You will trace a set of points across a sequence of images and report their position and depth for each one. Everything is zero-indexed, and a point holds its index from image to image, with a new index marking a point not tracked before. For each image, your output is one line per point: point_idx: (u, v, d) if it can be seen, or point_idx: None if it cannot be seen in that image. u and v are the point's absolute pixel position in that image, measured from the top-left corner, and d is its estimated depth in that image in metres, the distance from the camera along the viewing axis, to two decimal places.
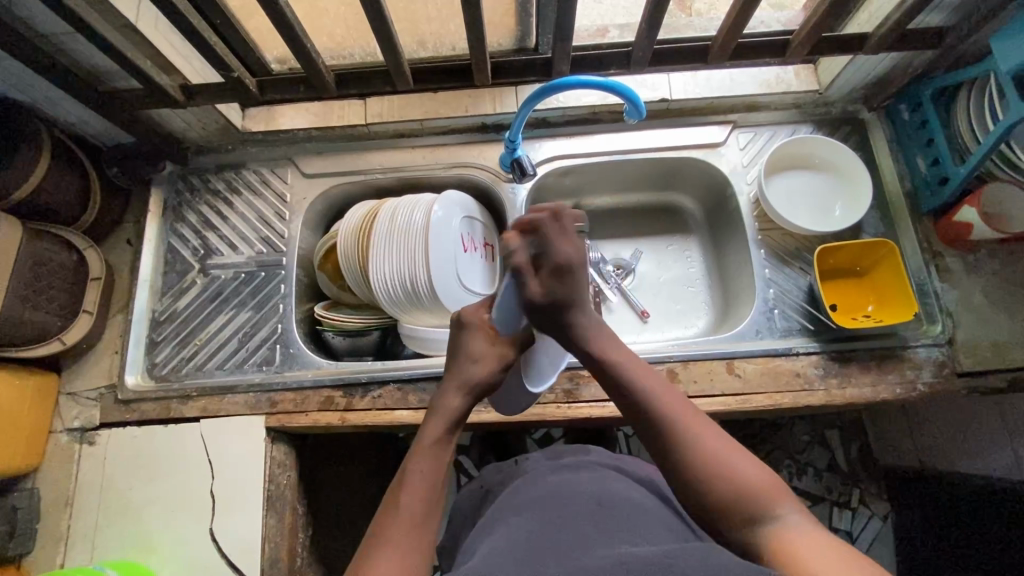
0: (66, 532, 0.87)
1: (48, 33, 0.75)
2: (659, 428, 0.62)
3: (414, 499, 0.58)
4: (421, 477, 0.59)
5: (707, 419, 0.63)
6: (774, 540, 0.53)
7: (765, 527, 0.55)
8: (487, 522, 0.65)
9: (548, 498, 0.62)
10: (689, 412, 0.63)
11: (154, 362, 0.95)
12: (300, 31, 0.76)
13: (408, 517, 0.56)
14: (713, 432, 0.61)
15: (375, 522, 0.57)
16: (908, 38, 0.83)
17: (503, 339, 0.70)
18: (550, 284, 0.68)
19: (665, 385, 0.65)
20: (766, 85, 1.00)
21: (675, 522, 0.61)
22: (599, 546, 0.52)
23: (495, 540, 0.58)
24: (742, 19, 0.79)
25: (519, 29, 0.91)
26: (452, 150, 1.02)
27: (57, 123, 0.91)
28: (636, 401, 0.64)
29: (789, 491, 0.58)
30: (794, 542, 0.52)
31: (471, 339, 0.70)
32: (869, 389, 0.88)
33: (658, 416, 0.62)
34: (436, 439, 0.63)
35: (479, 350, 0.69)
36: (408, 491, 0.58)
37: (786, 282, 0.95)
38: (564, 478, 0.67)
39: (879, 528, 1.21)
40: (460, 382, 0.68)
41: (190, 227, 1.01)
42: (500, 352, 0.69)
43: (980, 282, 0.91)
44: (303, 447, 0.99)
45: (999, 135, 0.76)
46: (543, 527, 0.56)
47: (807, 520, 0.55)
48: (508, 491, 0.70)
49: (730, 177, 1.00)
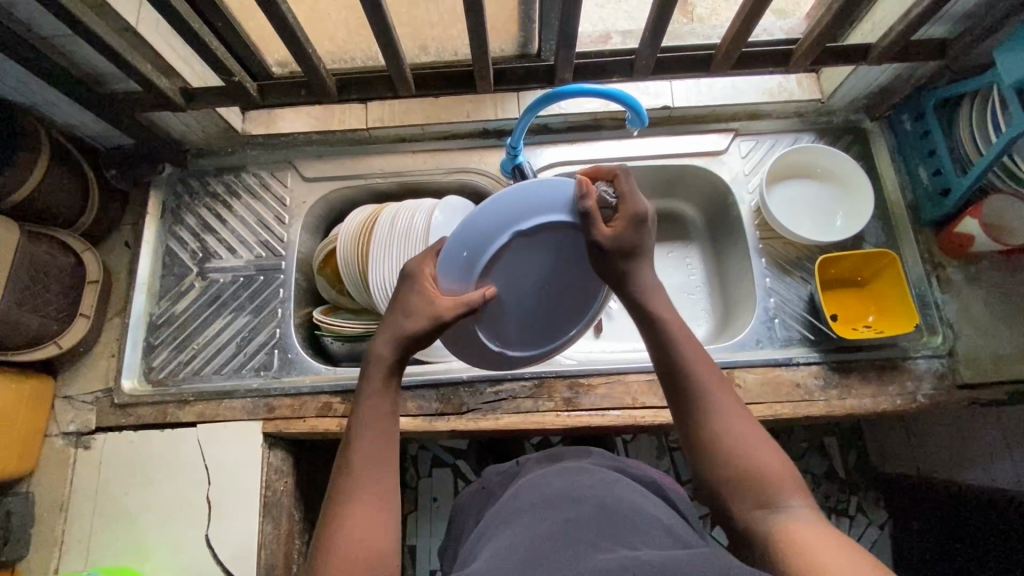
0: (61, 538, 0.86)
1: (47, 35, 0.74)
2: (695, 404, 0.60)
3: (368, 463, 0.56)
4: (371, 439, 0.57)
5: (740, 402, 0.60)
6: (776, 528, 0.52)
7: (772, 515, 0.53)
8: (491, 525, 0.65)
9: (553, 500, 0.61)
10: (727, 395, 0.60)
11: (151, 365, 0.95)
12: (302, 37, 0.76)
13: (363, 481, 0.55)
14: (744, 418, 0.59)
15: (331, 489, 0.55)
16: (913, 49, 0.83)
17: (441, 300, 0.61)
18: (625, 233, 0.61)
19: (710, 363, 0.62)
20: (769, 94, 0.99)
21: (676, 527, 0.61)
22: (601, 549, 0.51)
23: (499, 541, 0.58)
24: (747, 28, 0.78)
25: (521, 36, 0.91)
26: (453, 155, 1.02)
27: (56, 125, 0.91)
28: (676, 374, 0.61)
29: (804, 486, 0.55)
30: (800, 535, 0.50)
31: (407, 295, 0.62)
32: (870, 400, 0.87)
33: (697, 392, 0.60)
34: (380, 394, 0.60)
35: (416, 305, 0.61)
36: (359, 456, 0.56)
37: (786, 292, 0.95)
38: (568, 481, 0.66)
39: (877, 537, 1.21)
40: (392, 332, 0.61)
41: (189, 230, 1.01)
42: (434, 312, 0.60)
43: (982, 293, 0.91)
44: (299, 452, 0.98)
45: (1002, 147, 0.76)
46: (548, 527, 0.56)
47: (815, 515, 0.53)
48: (512, 493, 0.70)
49: (731, 186, 1.00)
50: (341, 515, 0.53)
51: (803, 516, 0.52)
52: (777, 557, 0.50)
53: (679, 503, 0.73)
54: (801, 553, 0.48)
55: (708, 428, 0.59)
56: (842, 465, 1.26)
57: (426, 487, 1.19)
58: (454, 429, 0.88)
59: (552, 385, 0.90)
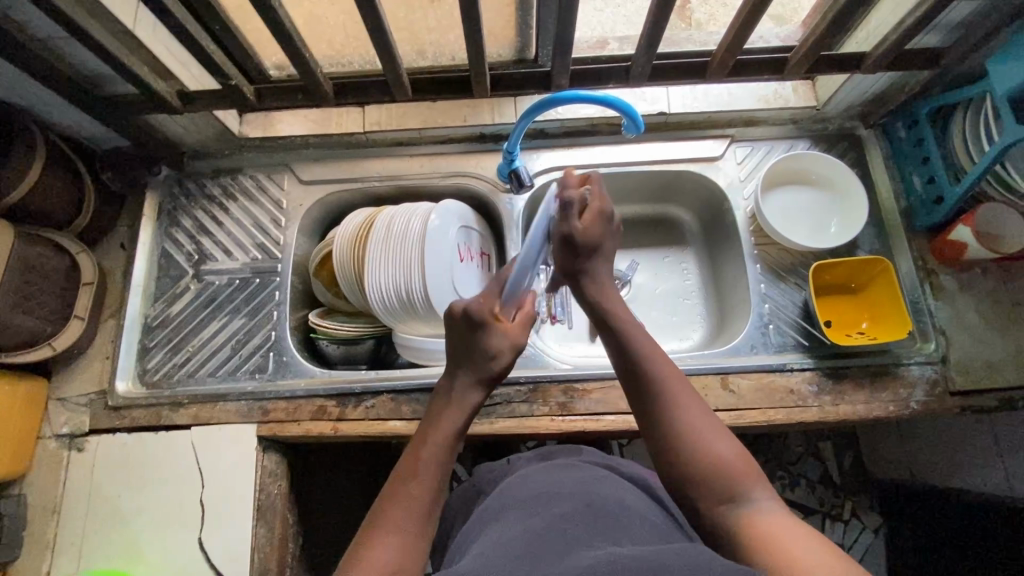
0: (53, 540, 0.86)
1: (44, 37, 0.75)
2: (654, 396, 0.64)
3: (422, 481, 0.61)
4: (433, 466, 0.62)
5: (702, 399, 0.64)
6: (743, 519, 0.54)
7: (734, 506, 0.56)
8: (478, 522, 0.64)
9: (539, 497, 0.61)
10: (688, 392, 0.64)
11: (145, 368, 0.94)
12: (299, 42, 0.76)
13: (415, 497, 0.59)
14: (705, 413, 0.63)
15: (380, 499, 0.60)
16: (907, 58, 0.83)
17: (515, 329, 0.72)
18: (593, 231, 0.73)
19: (674, 371, 0.66)
20: (763, 101, 1.00)
21: (665, 525, 0.60)
22: (586, 547, 0.51)
23: (484, 539, 0.57)
24: (743, 34, 0.78)
25: (519, 41, 0.91)
26: (450, 160, 1.02)
27: (51, 125, 0.91)
28: (643, 389, 0.65)
29: (766, 480, 0.58)
30: (763, 523, 0.53)
31: (488, 336, 0.70)
32: (863, 406, 0.88)
33: (667, 410, 0.63)
34: (452, 433, 0.66)
35: (498, 344, 0.70)
36: (417, 477, 0.61)
37: (781, 298, 0.95)
38: (552, 479, 0.65)
39: (870, 542, 1.21)
40: (477, 376, 0.70)
41: (185, 233, 1.01)
42: (512, 341, 0.71)
43: (974, 301, 0.91)
44: (292, 455, 0.97)
45: (995, 155, 0.77)
46: (533, 524, 0.55)
47: (782, 509, 0.55)
48: (499, 489, 0.69)
49: (726, 192, 1.00)
50: (384, 525, 0.56)
51: (771, 513, 0.55)
52: (745, 541, 0.52)
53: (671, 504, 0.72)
54: (766, 540, 0.51)
55: (669, 415, 0.62)
56: (836, 471, 1.26)
57: None
58: None
59: (546, 390, 0.90)
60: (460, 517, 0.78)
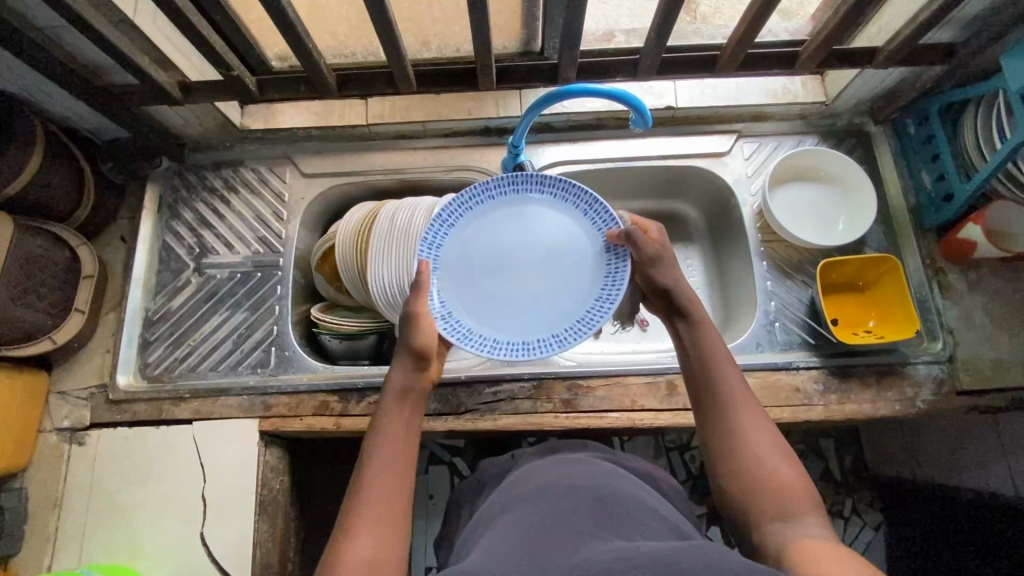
0: (54, 534, 0.86)
1: (43, 26, 0.73)
2: (718, 409, 0.64)
3: (381, 494, 0.58)
4: (381, 486, 0.59)
5: (768, 419, 0.63)
6: (786, 537, 0.54)
7: (784, 525, 0.56)
8: (485, 515, 0.63)
9: (552, 489, 0.61)
10: (753, 410, 0.63)
11: (146, 361, 0.94)
12: (303, 33, 0.75)
13: (375, 513, 0.57)
14: (768, 433, 0.62)
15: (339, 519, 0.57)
16: (920, 54, 0.82)
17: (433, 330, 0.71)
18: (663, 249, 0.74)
19: (743, 387, 0.65)
20: (772, 96, 0.98)
21: (677, 521, 0.60)
22: (596, 540, 0.51)
23: (494, 531, 0.56)
24: (753, 26, 0.77)
25: (525, 33, 0.90)
26: (453, 153, 1.01)
27: (50, 116, 0.90)
28: (707, 392, 0.66)
29: (820, 506, 0.57)
30: (806, 542, 0.52)
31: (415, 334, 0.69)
32: (868, 405, 0.87)
33: (727, 414, 0.63)
34: (398, 438, 0.63)
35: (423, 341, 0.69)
36: (367, 498, 0.58)
37: (787, 295, 0.95)
38: (564, 472, 0.65)
39: (870, 539, 1.21)
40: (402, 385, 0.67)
41: (186, 225, 1.00)
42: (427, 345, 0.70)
43: (983, 300, 0.90)
44: (294, 450, 0.97)
45: (1007, 153, 0.76)
46: (548, 518, 0.55)
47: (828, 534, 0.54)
48: (507, 482, 0.69)
49: (733, 187, 0.99)
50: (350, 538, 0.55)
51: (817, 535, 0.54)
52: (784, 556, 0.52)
53: (676, 501, 0.72)
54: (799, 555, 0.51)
55: (731, 430, 0.62)
56: (837, 468, 1.25)
57: (423, 484, 1.20)
58: (450, 430, 0.88)
59: (550, 387, 0.90)
60: (463, 513, 0.78)
